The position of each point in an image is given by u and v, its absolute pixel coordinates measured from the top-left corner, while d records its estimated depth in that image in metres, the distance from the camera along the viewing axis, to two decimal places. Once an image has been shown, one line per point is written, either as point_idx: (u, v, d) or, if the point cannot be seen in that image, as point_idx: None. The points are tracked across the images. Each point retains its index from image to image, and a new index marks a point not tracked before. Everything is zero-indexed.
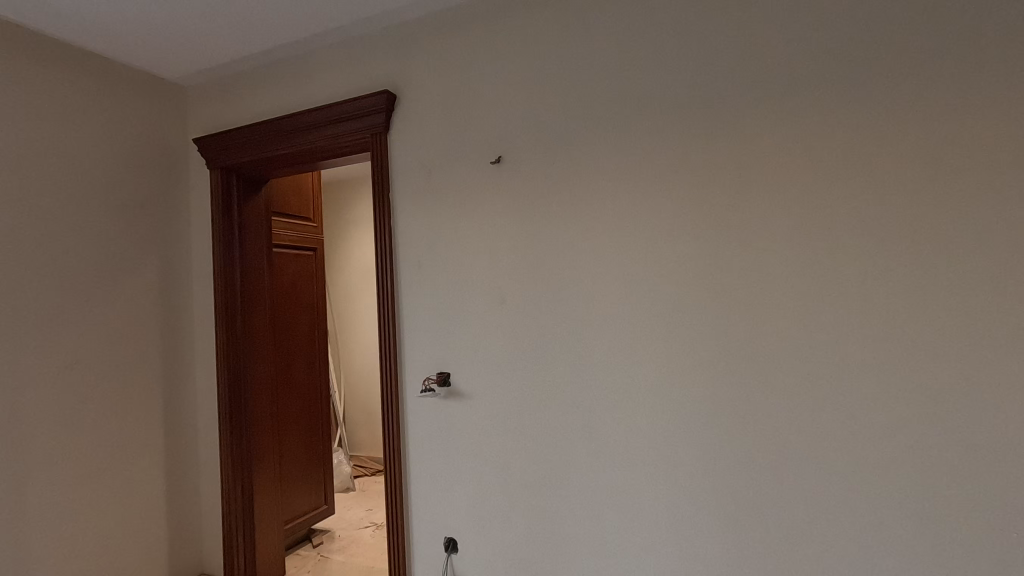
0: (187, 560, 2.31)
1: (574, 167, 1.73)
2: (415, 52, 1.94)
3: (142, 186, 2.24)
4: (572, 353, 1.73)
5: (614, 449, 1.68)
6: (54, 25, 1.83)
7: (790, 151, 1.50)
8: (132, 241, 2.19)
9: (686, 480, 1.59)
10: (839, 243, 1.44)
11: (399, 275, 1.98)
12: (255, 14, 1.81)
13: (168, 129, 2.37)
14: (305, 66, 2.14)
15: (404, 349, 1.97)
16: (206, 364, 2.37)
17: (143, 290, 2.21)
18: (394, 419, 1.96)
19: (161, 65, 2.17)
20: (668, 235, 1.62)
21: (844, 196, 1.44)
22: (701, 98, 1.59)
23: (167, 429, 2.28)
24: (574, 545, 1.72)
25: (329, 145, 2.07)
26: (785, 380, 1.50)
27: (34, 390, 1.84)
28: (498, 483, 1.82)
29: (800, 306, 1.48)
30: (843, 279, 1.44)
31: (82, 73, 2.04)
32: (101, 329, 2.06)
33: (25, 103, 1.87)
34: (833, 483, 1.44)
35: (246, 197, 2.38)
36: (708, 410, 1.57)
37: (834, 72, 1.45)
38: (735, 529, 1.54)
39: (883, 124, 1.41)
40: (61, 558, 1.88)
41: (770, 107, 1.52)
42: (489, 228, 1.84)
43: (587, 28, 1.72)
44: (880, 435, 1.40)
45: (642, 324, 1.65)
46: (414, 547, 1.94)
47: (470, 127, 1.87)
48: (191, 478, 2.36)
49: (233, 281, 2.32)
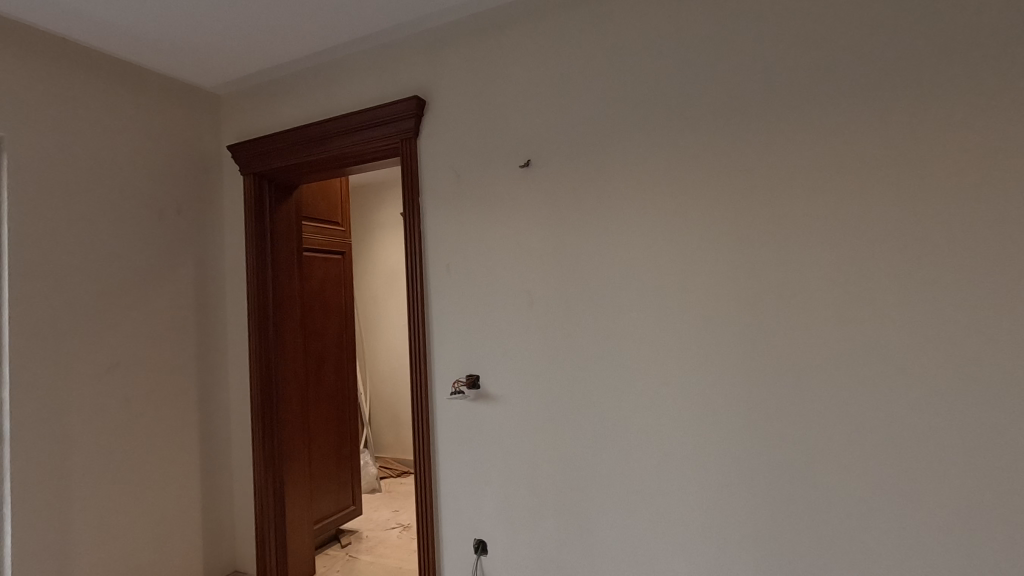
0: (221, 558, 2.36)
1: (604, 171, 1.73)
2: (444, 58, 1.97)
3: (178, 193, 2.30)
4: (602, 353, 1.73)
5: (645, 449, 1.67)
6: (96, 37, 1.90)
7: (827, 151, 1.47)
8: (168, 246, 2.24)
9: (719, 483, 1.57)
10: (880, 243, 1.41)
11: (428, 278, 2.00)
12: (289, 22, 1.85)
13: (203, 137, 2.43)
14: (336, 73, 2.18)
15: (434, 352, 1.98)
16: (238, 367, 2.42)
17: (180, 293, 2.27)
18: (423, 422, 1.98)
19: (196, 73, 2.23)
20: (703, 237, 1.60)
21: (885, 196, 1.41)
22: (734, 99, 1.58)
23: (202, 430, 2.32)
24: (604, 545, 1.72)
25: (360, 150, 2.10)
26: (823, 384, 1.47)
27: (77, 390, 1.91)
28: (528, 486, 1.82)
29: (843, 307, 1.45)
30: (884, 281, 1.41)
31: (120, 83, 2.11)
32: (139, 332, 2.11)
33: (68, 113, 1.94)
34: (877, 490, 1.41)
35: (277, 203, 2.43)
36: (745, 412, 1.55)
37: (872, 71, 1.43)
38: (773, 535, 1.51)
39: (925, 120, 1.38)
40: (102, 553, 1.94)
41: (805, 106, 1.50)
42: (518, 230, 1.85)
43: (616, 31, 1.72)
44: (926, 439, 1.37)
45: (675, 326, 1.64)
46: (444, 549, 1.95)
47: (499, 132, 1.88)
48: (225, 477, 2.40)
49: (265, 285, 2.37)
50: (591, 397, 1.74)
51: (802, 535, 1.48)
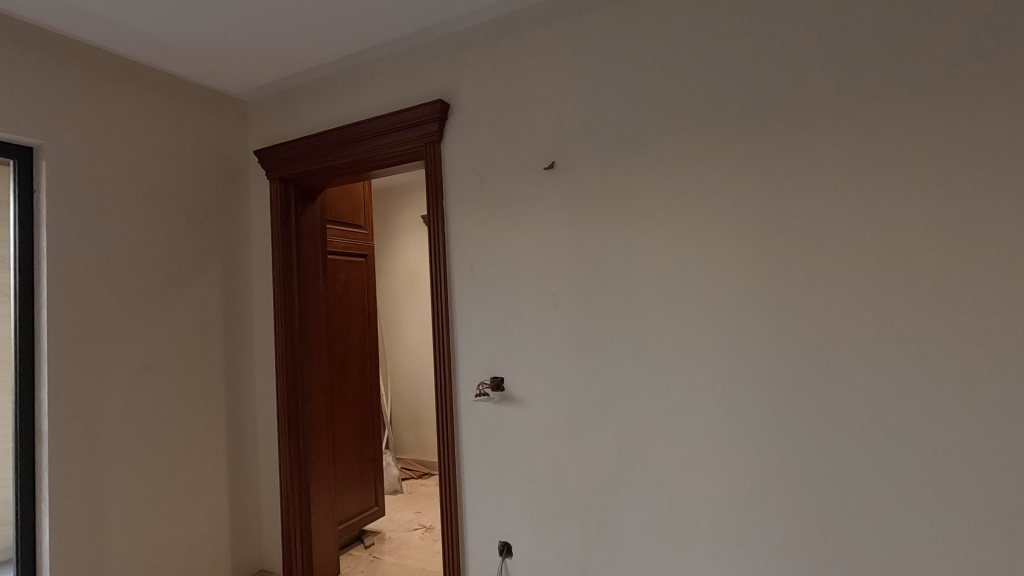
0: (249, 557, 2.39)
1: (630, 171, 1.72)
2: (467, 62, 1.98)
3: (205, 198, 2.34)
4: (630, 355, 1.72)
5: (673, 452, 1.65)
6: (127, 45, 1.95)
7: (859, 151, 1.44)
8: (197, 249, 2.29)
9: (750, 486, 1.55)
10: (919, 242, 1.37)
11: (452, 281, 2.01)
12: (314, 28, 1.87)
13: (230, 142, 2.47)
14: (360, 78, 2.20)
15: (459, 354, 1.99)
16: (264, 368, 2.45)
17: (207, 296, 2.31)
18: (447, 424, 1.98)
19: (222, 79, 2.27)
20: (733, 238, 1.58)
21: (920, 197, 1.37)
22: (761, 98, 1.56)
23: (230, 430, 2.36)
24: (630, 547, 1.70)
25: (384, 154, 2.12)
26: (858, 389, 1.43)
27: (111, 390, 1.96)
28: (553, 488, 1.82)
29: (880, 308, 1.41)
30: (919, 283, 1.37)
31: (149, 90, 2.16)
32: (169, 334, 2.16)
33: (101, 121, 2.00)
34: (917, 496, 1.37)
35: (302, 207, 2.46)
36: (779, 416, 1.52)
37: (906, 67, 1.39)
38: (808, 540, 1.48)
39: (963, 115, 1.34)
40: (133, 549, 1.98)
41: (839, 101, 1.46)
42: (543, 233, 1.85)
43: (640, 31, 1.71)
44: (967, 443, 1.32)
45: (704, 328, 1.61)
46: (469, 550, 1.95)
47: (522, 134, 1.88)
48: (252, 476, 2.44)
49: (291, 288, 2.40)
50: (618, 398, 1.73)
51: (839, 541, 1.44)
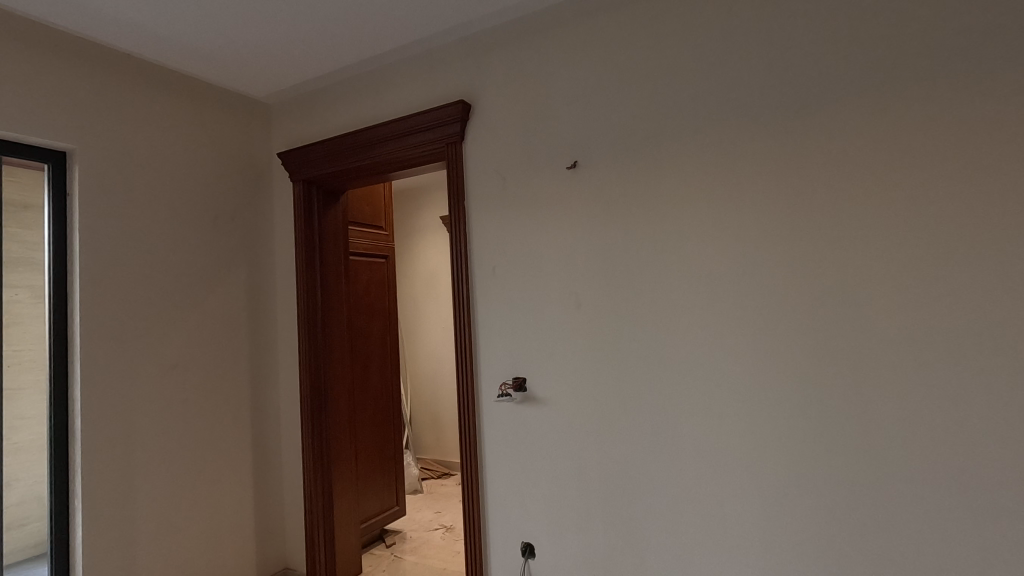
0: (273, 554, 2.42)
1: (654, 170, 1.70)
2: (489, 62, 1.98)
3: (230, 200, 2.37)
4: (655, 356, 1.69)
5: (698, 454, 1.62)
6: (155, 51, 1.99)
7: (892, 147, 1.40)
8: (222, 250, 2.32)
9: (780, 491, 1.51)
10: (957, 237, 1.33)
11: (474, 282, 2.01)
12: (336, 31, 1.89)
13: (254, 145, 2.51)
14: (383, 80, 2.22)
15: (481, 354, 1.99)
16: (287, 368, 2.48)
17: (232, 297, 2.34)
18: (469, 424, 1.99)
19: (247, 83, 2.30)
20: (763, 237, 1.54)
21: (957, 193, 1.33)
22: (788, 94, 1.52)
23: (254, 429, 2.39)
24: (655, 549, 1.68)
25: (405, 155, 2.13)
26: (893, 392, 1.39)
27: (139, 389, 2.00)
28: (576, 489, 1.81)
29: (916, 308, 1.37)
30: (957, 282, 1.33)
31: (176, 95, 2.20)
32: (195, 335, 2.19)
33: (129, 126, 2.05)
34: (957, 501, 1.32)
35: (324, 208, 2.48)
36: (811, 417, 1.48)
37: (941, 60, 1.35)
38: (842, 548, 1.43)
39: (1002, 107, 1.29)
40: (162, 544, 2.02)
41: (870, 95, 1.42)
42: (566, 232, 1.84)
43: (663, 27, 1.70)
44: (1010, 447, 1.28)
45: (732, 329, 1.58)
46: (491, 550, 1.95)
47: (544, 134, 1.88)
48: (276, 475, 2.47)
49: (315, 288, 2.43)
50: (643, 399, 1.71)
51: (875, 549, 1.40)
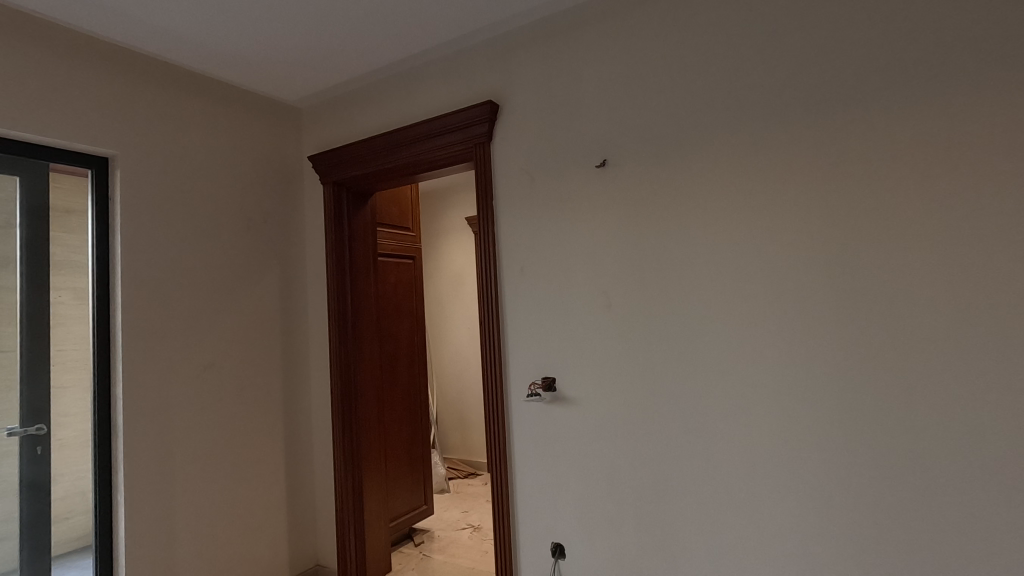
0: (304, 551, 2.46)
1: (685, 168, 1.68)
2: (516, 63, 1.98)
3: (263, 203, 2.43)
4: (688, 356, 1.67)
5: (733, 455, 1.59)
6: (190, 58, 2.05)
7: (934, 141, 1.35)
8: (254, 252, 2.37)
9: (822, 495, 1.46)
10: (1009, 232, 1.27)
11: (503, 281, 2.01)
12: (365, 35, 1.93)
13: (285, 149, 2.56)
14: (411, 82, 2.24)
15: (510, 353, 1.99)
16: (318, 368, 2.52)
17: (264, 298, 2.39)
18: (498, 424, 1.99)
19: (279, 88, 2.36)
20: (801, 234, 1.50)
21: (1005, 187, 1.27)
22: (825, 88, 1.48)
23: (287, 427, 2.43)
24: (688, 551, 1.65)
25: (433, 156, 2.15)
26: (937, 395, 1.34)
27: (176, 387, 2.05)
28: (605, 489, 1.79)
29: (963, 308, 1.31)
30: (1007, 280, 1.27)
31: (210, 101, 2.27)
32: (229, 335, 2.24)
33: (166, 131, 2.11)
34: (1008, 509, 1.26)
35: (354, 209, 2.52)
36: (853, 419, 1.43)
37: (987, 49, 1.30)
38: (889, 557, 1.37)
39: None
40: (197, 538, 2.07)
41: (912, 87, 1.37)
42: (596, 230, 1.83)
43: (692, 23, 1.67)
44: None
45: (768, 329, 1.55)
46: (520, 549, 1.95)
47: (572, 134, 1.87)
48: (308, 473, 2.51)
49: (344, 288, 2.46)
50: (675, 399, 1.68)
51: (921, 558, 1.34)
